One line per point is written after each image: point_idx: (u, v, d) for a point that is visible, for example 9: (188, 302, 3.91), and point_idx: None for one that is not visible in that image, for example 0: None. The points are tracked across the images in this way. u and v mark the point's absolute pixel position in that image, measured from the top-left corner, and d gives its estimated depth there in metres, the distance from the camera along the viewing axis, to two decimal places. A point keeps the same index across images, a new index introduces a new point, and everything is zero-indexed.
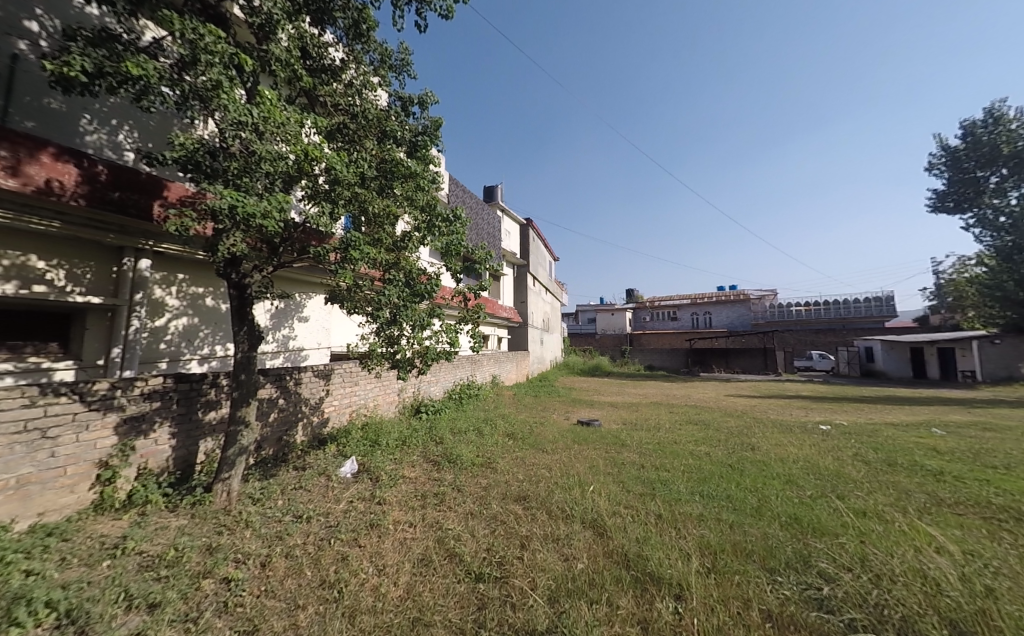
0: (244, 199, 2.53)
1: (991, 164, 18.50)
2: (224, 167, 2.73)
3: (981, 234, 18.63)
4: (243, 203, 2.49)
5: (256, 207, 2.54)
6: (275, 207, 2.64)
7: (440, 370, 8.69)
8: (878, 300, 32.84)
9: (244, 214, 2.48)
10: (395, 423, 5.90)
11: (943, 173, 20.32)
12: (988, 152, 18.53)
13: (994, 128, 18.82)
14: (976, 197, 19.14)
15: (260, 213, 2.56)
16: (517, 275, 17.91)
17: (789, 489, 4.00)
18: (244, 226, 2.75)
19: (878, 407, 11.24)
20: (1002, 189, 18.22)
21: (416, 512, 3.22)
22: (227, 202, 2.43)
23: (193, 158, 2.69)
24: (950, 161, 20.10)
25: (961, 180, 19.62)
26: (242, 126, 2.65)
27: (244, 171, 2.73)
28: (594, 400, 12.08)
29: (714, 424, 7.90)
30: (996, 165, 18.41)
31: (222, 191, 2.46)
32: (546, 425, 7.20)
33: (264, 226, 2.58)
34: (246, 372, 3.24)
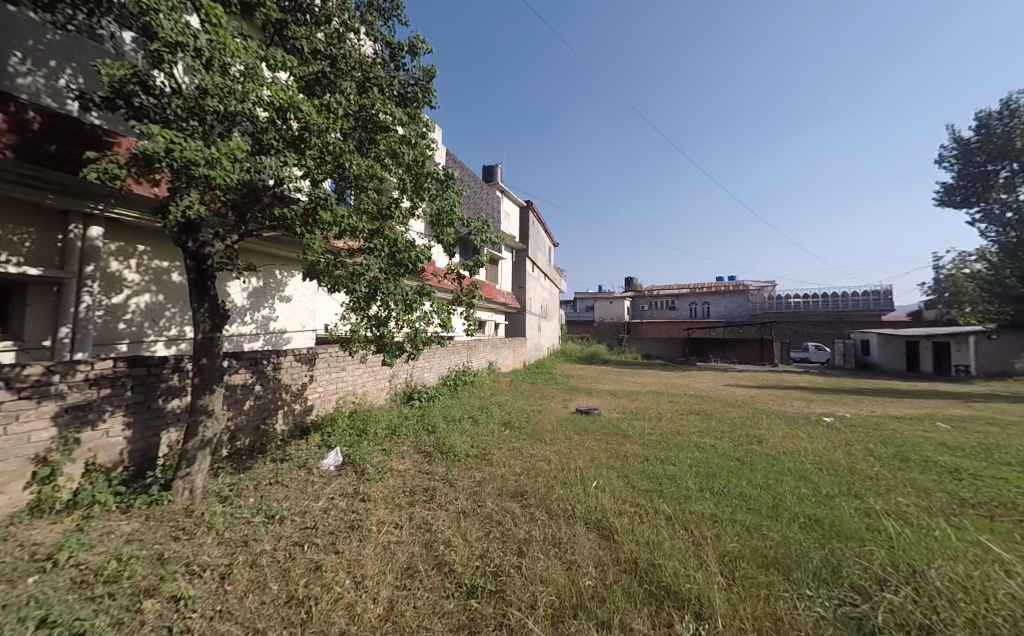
0: (184, 142, 2.12)
1: (1002, 159, 18.24)
2: (164, 103, 2.28)
3: (987, 229, 18.54)
4: (181, 146, 2.07)
5: (198, 152, 2.11)
6: (224, 154, 2.19)
7: (434, 355, 8.36)
8: (876, 292, 32.73)
9: (182, 160, 2.06)
10: (385, 411, 5.59)
11: (952, 166, 20.00)
12: (1000, 146, 18.22)
13: (1008, 119, 18.41)
14: (984, 192, 18.91)
15: (205, 160, 2.12)
16: (516, 260, 17.51)
17: (804, 486, 3.73)
18: (189, 179, 2.30)
19: (880, 399, 11.08)
20: (1012, 185, 18.08)
21: (402, 511, 2.92)
22: (161, 143, 2.02)
23: (125, 90, 2.22)
24: (960, 153, 19.74)
25: (969, 174, 19.34)
26: (183, 50, 2.22)
27: (190, 112, 2.30)
28: (592, 388, 11.84)
29: (716, 414, 7.65)
30: (1007, 158, 18.11)
31: (153, 129, 2.03)
32: (543, 414, 6.90)
33: (210, 175, 2.13)
34: (207, 356, 2.95)
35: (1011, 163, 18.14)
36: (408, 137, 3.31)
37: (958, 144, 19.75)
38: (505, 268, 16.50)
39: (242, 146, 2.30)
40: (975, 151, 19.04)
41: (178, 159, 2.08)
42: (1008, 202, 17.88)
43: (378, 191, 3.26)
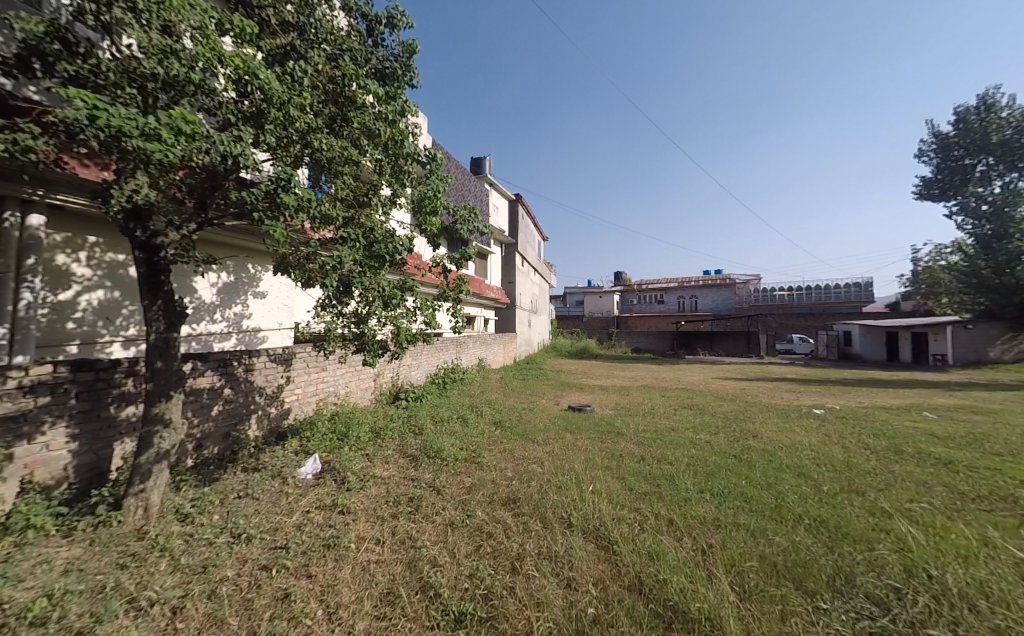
0: (110, 108, 1.86)
1: (979, 152, 18.56)
2: (93, 65, 2.03)
3: (964, 221, 18.94)
4: (107, 113, 1.81)
5: (129, 120, 1.86)
6: (162, 123, 1.94)
7: (421, 352, 8.11)
8: (858, 284, 33.34)
9: (107, 128, 1.80)
10: (369, 412, 5.33)
11: (931, 159, 20.37)
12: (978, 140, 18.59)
13: (986, 113, 18.72)
14: (961, 184, 19.27)
15: (137, 130, 1.87)
16: (505, 255, 17.27)
17: (803, 483, 3.62)
18: (125, 154, 2.06)
19: (866, 389, 11.16)
20: (988, 177, 18.43)
21: (384, 524, 2.70)
22: (79, 106, 1.77)
23: (47, 48, 1.98)
24: (939, 147, 20.05)
25: (948, 168, 19.69)
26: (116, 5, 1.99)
27: (126, 76, 2.07)
28: (583, 383, 11.72)
29: (709, 409, 7.57)
30: (984, 153, 18.48)
31: (71, 92, 1.77)
32: (535, 411, 6.74)
33: (143, 147, 1.88)
34: (163, 359, 2.65)
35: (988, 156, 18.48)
36: (385, 115, 3.05)
37: (937, 138, 20.06)
38: (493, 262, 16.25)
39: (186, 115, 2.05)
40: (954, 144, 19.35)
41: (102, 126, 1.83)
42: (984, 194, 18.23)
43: (354, 175, 3.02)
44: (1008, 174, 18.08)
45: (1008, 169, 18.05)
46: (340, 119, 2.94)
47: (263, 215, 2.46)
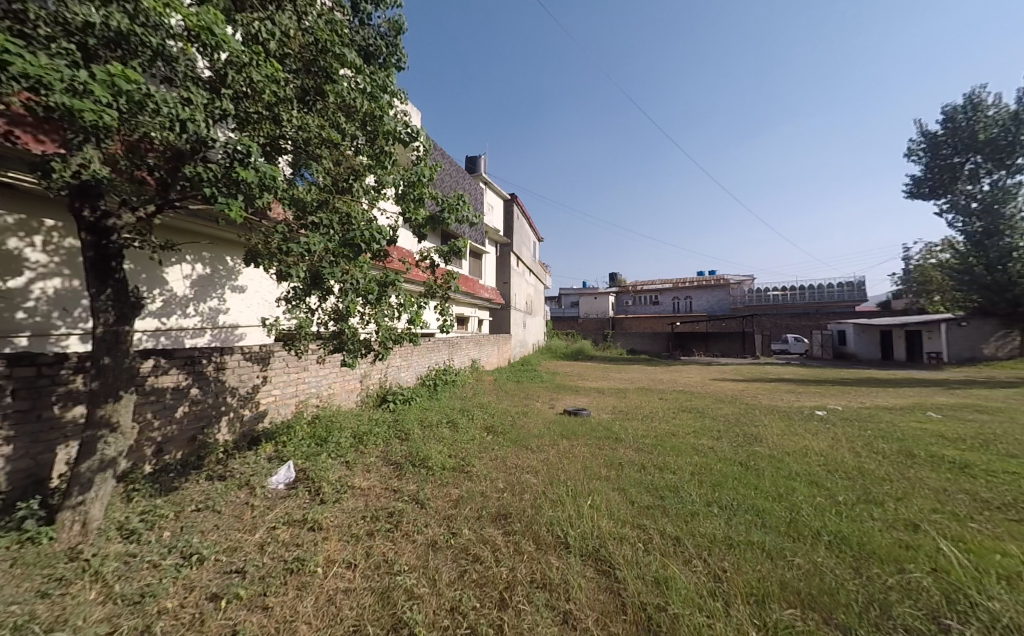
0: (28, 54, 1.68)
1: (969, 150, 18.61)
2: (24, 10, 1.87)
3: (955, 219, 18.99)
4: (21, 59, 1.64)
5: (51, 71, 1.70)
6: (97, 79, 1.80)
7: (411, 354, 7.79)
8: (852, 285, 33.40)
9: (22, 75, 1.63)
10: (353, 416, 5.02)
11: (921, 159, 20.37)
12: (966, 138, 18.53)
13: (974, 112, 18.80)
14: (951, 183, 19.30)
15: (60, 82, 1.71)
16: (499, 254, 17.01)
17: (820, 495, 3.36)
18: (56, 114, 1.90)
19: (864, 389, 10.97)
20: (978, 175, 18.46)
21: (358, 543, 2.40)
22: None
23: None
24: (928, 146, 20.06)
25: (938, 166, 19.52)
26: None
27: (59, 25, 1.90)
28: (578, 386, 11.44)
29: (708, 411, 7.32)
30: (971, 152, 18.48)
31: None
32: (529, 416, 6.43)
33: (62, 101, 1.69)
34: (112, 355, 2.31)
35: (977, 154, 18.52)
36: (364, 88, 2.84)
37: (927, 137, 20.11)
38: (488, 262, 15.97)
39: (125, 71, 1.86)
40: (943, 143, 19.39)
41: (19, 75, 1.67)
42: (975, 193, 18.25)
43: (332, 156, 2.78)
44: (997, 172, 18.12)
45: (998, 168, 18.10)
46: (315, 92, 2.74)
47: (215, 191, 2.13)
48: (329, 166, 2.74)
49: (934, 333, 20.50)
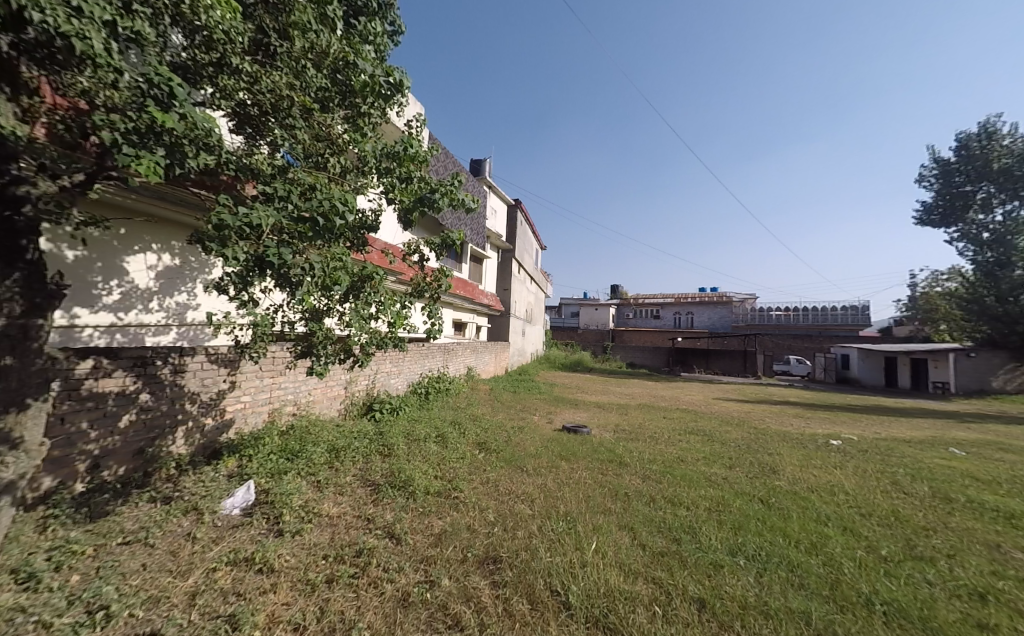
0: None
1: (980, 179, 18.33)
2: None
3: (965, 248, 18.71)
4: None
5: None
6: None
7: (403, 360, 7.39)
8: (856, 308, 33.08)
9: None
10: (333, 426, 4.60)
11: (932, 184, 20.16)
12: (980, 166, 18.30)
13: (987, 141, 18.57)
14: (961, 211, 19.01)
15: None
16: (502, 260, 16.66)
17: (858, 549, 2.92)
18: None
19: (875, 416, 10.50)
20: (989, 204, 18.16)
21: (311, 596, 1.95)
22: None
23: None
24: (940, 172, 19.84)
25: (950, 193, 19.33)
26: None
27: None
28: (578, 400, 10.98)
29: (715, 435, 6.89)
30: (983, 180, 18.25)
31: None
32: (525, 432, 5.99)
33: None
34: (16, 355, 1.90)
35: (987, 184, 18.27)
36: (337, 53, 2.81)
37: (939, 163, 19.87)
38: (491, 267, 15.59)
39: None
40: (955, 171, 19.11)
41: None
42: (986, 223, 17.96)
43: (300, 121, 2.70)
44: (1009, 203, 17.82)
45: (1010, 198, 17.80)
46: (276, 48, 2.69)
47: (120, 142, 1.83)
48: (306, 138, 2.75)
49: (941, 360, 20.06)
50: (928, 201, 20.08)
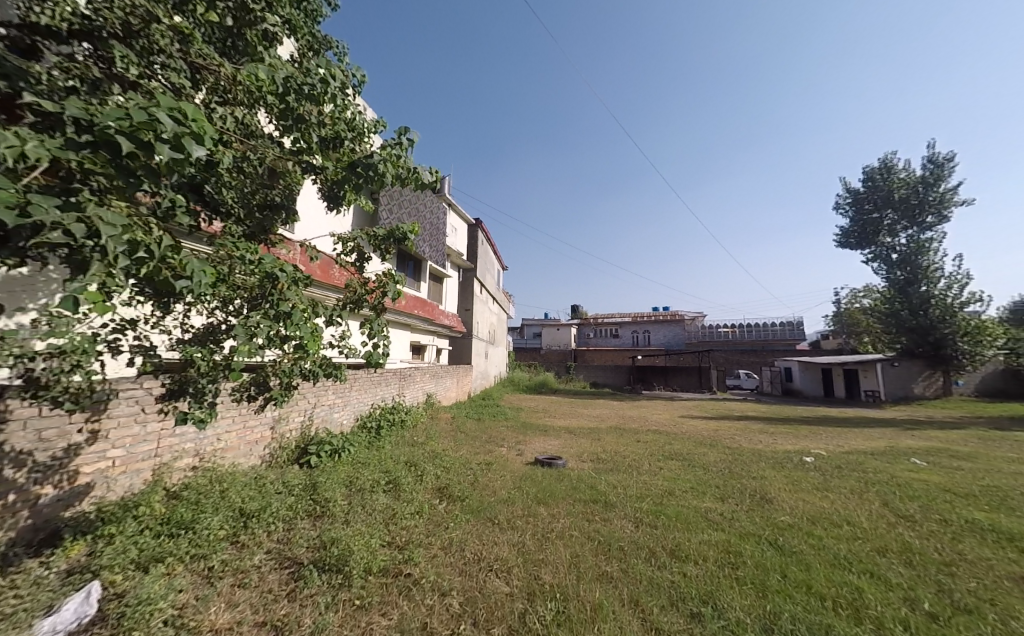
0: None
1: (886, 207, 20.28)
2: None
3: (879, 268, 20.61)
4: None
5: None
6: None
7: (350, 392, 6.47)
8: (794, 324, 35.45)
9: None
10: (250, 483, 3.78)
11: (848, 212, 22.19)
12: (883, 195, 20.29)
13: (888, 173, 20.69)
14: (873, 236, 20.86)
15: None
16: (463, 280, 16.09)
17: (899, 604, 2.36)
18: None
19: (831, 428, 10.65)
20: (895, 229, 20.12)
21: None
22: None
23: None
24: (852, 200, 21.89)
25: (861, 220, 21.11)
26: None
27: None
28: (546, 425, 10.32)
29: (693, 458, 6.51)
30: (888, 208, 20.23)
31: None
32: (492, 470, 5.24)
33: None
34: None
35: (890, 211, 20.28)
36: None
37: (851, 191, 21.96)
38: (449, 288, 14.91)
39: None
40: (864, 201, 21.06)
41: None
42: (894, 246, 19.86)
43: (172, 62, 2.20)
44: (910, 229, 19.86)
45: (910, 225, 19.84)
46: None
47: None
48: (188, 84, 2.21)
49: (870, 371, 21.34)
50: (845, 226, 21.97)
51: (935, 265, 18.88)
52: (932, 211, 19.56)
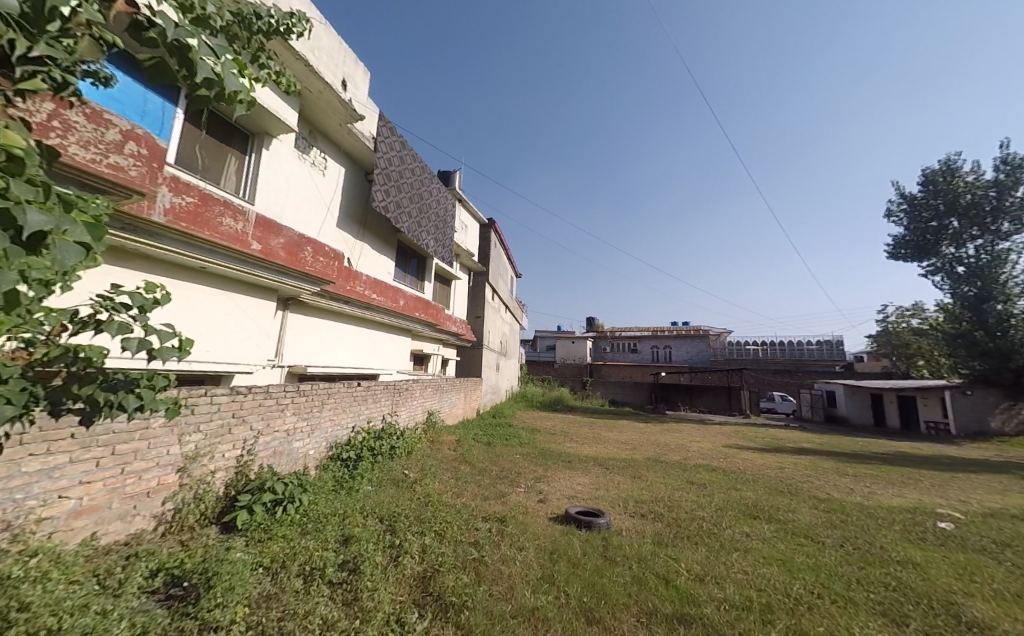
0: None
1: (949, 215, 18.20)
2: None
3: (942, 282, 18.36)
4: None
5: None
6: None
7: (319, 415, 4.96)
8: (829, 343, 32.88)
9: None
10: (89, 588, 2.20)
11: (900, 222, 20.04)
12: (947, 201, 18.21)
13: (952, 179, 18.44)
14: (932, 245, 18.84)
15: None
16: (474, 284, 14.65)
17: None
18: None
19: (922, 470, 8.63)
20: (960, 239, 17.90)
21: None
22: None
23: None
24: (907, 208, 19.81)
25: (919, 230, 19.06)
26: None
27: None
28: (570, 453, 8.64)
29: (783, 520, 4.73)
30: (953, 215, 18.11)
31: None
32: (508, 539, 3.57)
33: None
34: None
35: (954, 219, 18.24)
36: None
37: (904, 197, 19.91)
38: (459, 292, 13.46)
39: None
40: (922, 207, 19.14)
41: None
42: (961, 256, 17.64)
43: None
44: (977, 239, 17.67)
45: (981, 233, 17.50)
46: None
47: None
48: None
49: (928, 399, 18.98)
50: (899, 236, 19.89)
51: (1011, 281, 16.56)
52: (1008, 217, 17.16)
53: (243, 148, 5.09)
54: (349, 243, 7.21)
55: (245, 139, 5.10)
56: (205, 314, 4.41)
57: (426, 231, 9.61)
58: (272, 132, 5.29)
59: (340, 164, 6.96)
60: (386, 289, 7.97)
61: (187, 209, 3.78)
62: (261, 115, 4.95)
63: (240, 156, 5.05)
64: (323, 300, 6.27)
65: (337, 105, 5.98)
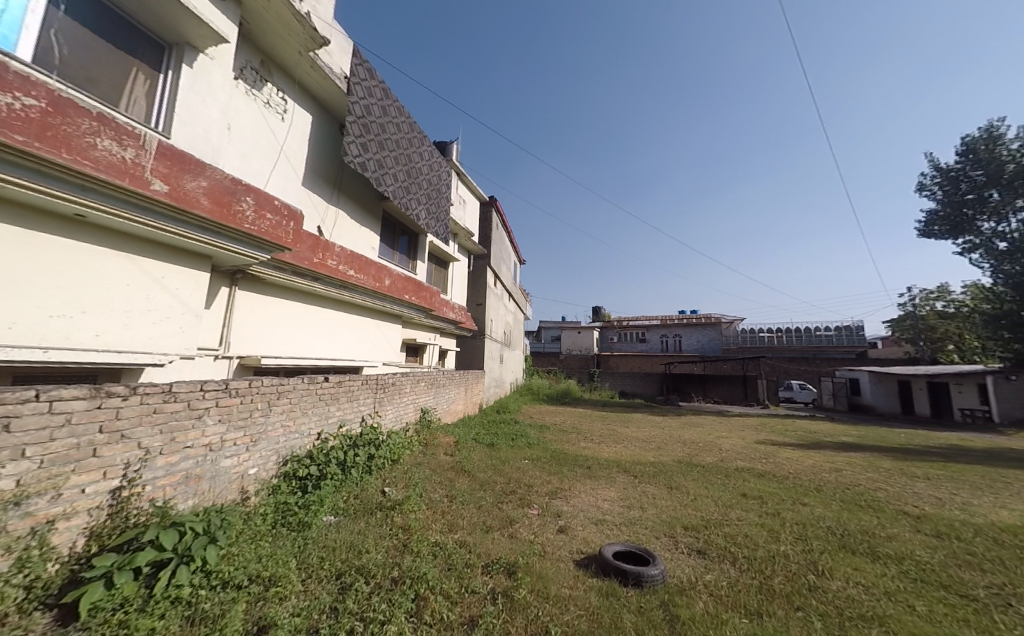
0: None
1: (986, 186, 16.61)
2: None
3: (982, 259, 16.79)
4: None
5: None
6: None
7: (264, 422, 3.71)
8: (849, 329, 31.32)
9: None
10: None
11: (934, 195, 18.41)
12: (989, 171, 16.53)
13: (994, 146, 16.79)
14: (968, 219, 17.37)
15: None
16: (474, 268, 13.31)
17: None
18: None
19: (1006, 471, 7.27)
20: (1002, 210, 16.33)
21: None
22: None
23: None
24: (943, 179, 18.15)
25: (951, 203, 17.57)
26: None
27: None
28: (587, 456, 7.37)
29: (896, 557, 3.45)
30: (993, 185, 16.37)
31: None
32: (519, 621, 2.30)
33: None
34: None
35: (995, 190, 16.50)
36: None
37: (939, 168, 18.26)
38: (457, 276, 12.14)
39: None
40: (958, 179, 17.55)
41: None
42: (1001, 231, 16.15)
43: None
44: (1022, 210, 16.03)
45: None
46: None
47: None
48: None
49: (965, 385, 17.69)
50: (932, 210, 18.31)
51: None
52: None
53: (157, 65, 3.79)
54: (317, 208, 5.91)
55: (158, 51, 3.79)
56: (96, 282, 3.18)
57: (416, 201, 8.25)
58: (196, 43, 3.96)
59: (301, 107, 5.63)
60: (366, 265, 6.65)
61: (27, 117, 2.52)
62: (176, 15, 3.62)
63: (152, 75, 3.75)
64: (281, 274, 4.98)
65: (288, 19, 4.62)
